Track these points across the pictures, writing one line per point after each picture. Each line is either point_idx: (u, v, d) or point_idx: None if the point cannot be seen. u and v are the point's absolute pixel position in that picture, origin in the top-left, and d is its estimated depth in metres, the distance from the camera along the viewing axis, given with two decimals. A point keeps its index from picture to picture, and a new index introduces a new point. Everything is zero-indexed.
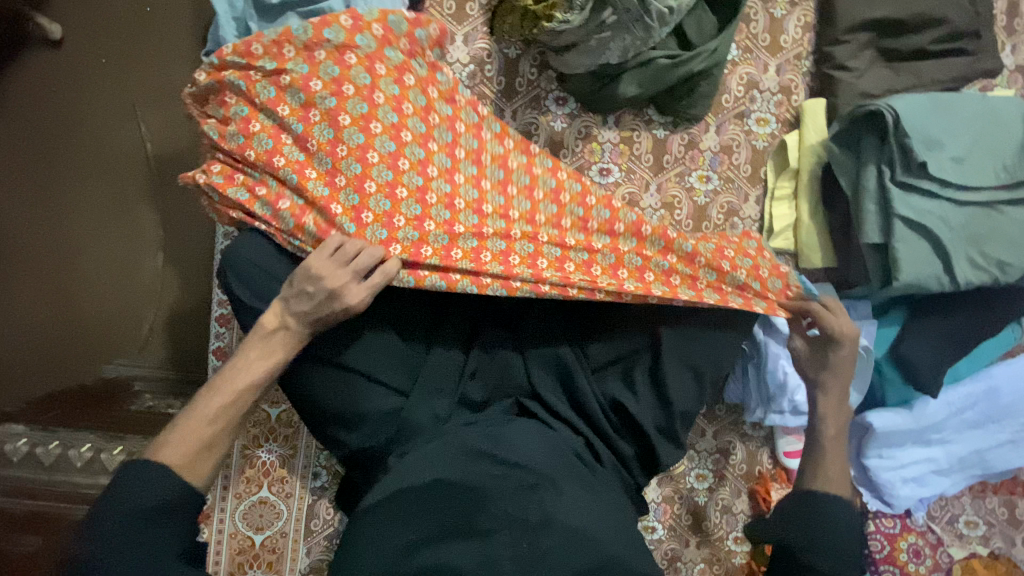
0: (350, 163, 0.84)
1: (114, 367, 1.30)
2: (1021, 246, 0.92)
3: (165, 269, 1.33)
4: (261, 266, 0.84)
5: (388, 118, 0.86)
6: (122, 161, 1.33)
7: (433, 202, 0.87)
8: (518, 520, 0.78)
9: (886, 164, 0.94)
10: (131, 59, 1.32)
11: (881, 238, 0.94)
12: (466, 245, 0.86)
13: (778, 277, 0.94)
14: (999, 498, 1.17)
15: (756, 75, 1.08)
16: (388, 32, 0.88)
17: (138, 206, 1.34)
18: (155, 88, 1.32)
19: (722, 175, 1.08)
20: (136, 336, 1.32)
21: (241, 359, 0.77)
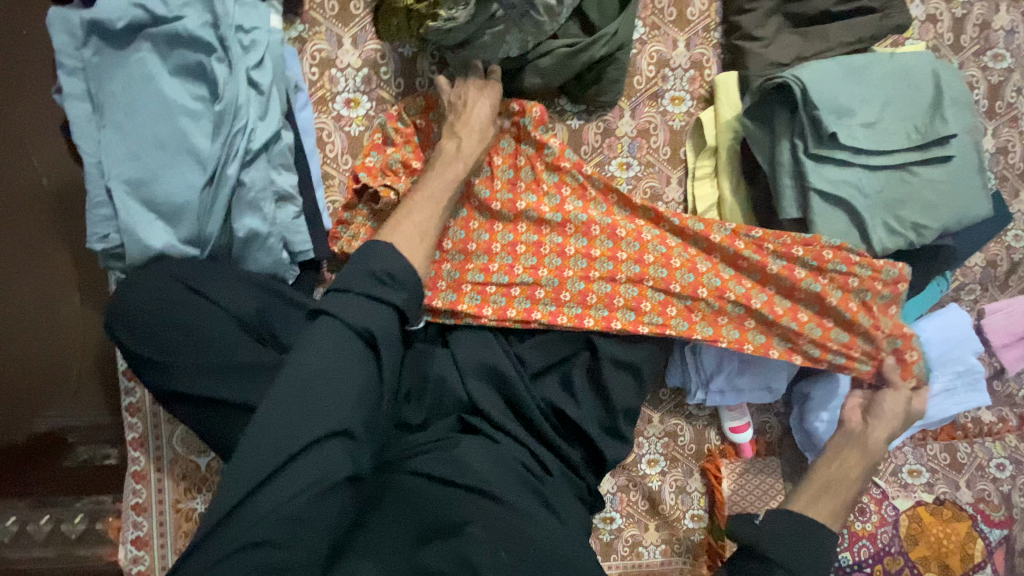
0: (501, 253, 0.98)
1: (46, 422, 1.13)
2: (935, 207, 0.92)
3: (84, 310, 1.19)
4: (149, 310, 0.77)
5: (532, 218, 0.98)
6: (17, 202, 1.18)
7: (541, 295, 0.96)
8: (496, 521, 0.77)
9: (798, 136, 0.93)
10: (12, 93, 1.17)
11: (798, 213, 0.93)
12: (570, 312, 0.96)
13: (897, 337, 0.96)
14: (939, 444, 1.21)
15: (667, 53, 1.04)
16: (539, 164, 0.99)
17: (44, 242, 1.19)
18: (45, 119, 1.19)
19: (642, 160, 1.05)
20: (64, 383, 1.16)
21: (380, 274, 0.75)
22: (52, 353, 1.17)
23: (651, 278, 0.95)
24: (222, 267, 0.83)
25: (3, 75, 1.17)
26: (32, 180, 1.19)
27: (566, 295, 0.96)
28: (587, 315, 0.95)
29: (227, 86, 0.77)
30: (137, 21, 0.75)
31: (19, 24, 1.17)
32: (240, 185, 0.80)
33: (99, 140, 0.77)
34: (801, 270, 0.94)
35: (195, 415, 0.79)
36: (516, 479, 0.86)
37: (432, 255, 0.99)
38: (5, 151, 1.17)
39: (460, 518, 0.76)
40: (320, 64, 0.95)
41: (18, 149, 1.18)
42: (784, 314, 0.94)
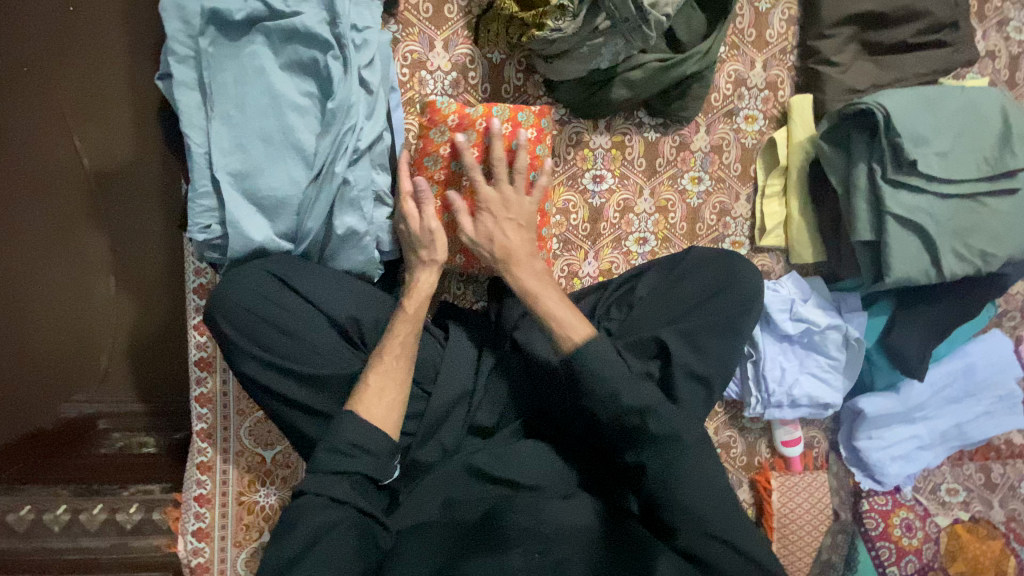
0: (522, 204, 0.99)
1: (72, 407, 1.12)
2: (1003, 238, 0.96)
3: (120, 294, 1.16)
4: (250, 309, 0.78)
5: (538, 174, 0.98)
6: (48, 175, 1.10)
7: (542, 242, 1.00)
8: (532, 531, 0.76)
9: (876, 161, 0.95)
10: (57, 68, 1.08)
11: (872, 236, 0.96)
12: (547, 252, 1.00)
13: None
14: (974, 464, 1.26)
15: (744, 72, 1.06)
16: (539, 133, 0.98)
17: (80, 220, 1.12)
18: (91, 98, 1.10)
19: (713, 175, 1.08)
20: (91, 362, 1.14)
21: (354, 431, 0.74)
22: (83, 330, 1.13)
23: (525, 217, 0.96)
24: (316, 266, 0.83)
25: (40, 46, 1.07)
26: (69, 157, 1.10)
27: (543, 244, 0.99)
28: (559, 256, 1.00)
29: (341, 84, 0.77)
30: (256, 14, 0.74)
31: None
32: (343, 183, 0.80)
33: (208, 130, 0.76)
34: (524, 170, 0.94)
35: (287, 414, 0.81)
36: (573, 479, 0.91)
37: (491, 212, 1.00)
38: (41, 126, 1.08)
39: (503, 534, 0.75)
40: (411, 65, 0.95)
41: (59, 125, 1.09)
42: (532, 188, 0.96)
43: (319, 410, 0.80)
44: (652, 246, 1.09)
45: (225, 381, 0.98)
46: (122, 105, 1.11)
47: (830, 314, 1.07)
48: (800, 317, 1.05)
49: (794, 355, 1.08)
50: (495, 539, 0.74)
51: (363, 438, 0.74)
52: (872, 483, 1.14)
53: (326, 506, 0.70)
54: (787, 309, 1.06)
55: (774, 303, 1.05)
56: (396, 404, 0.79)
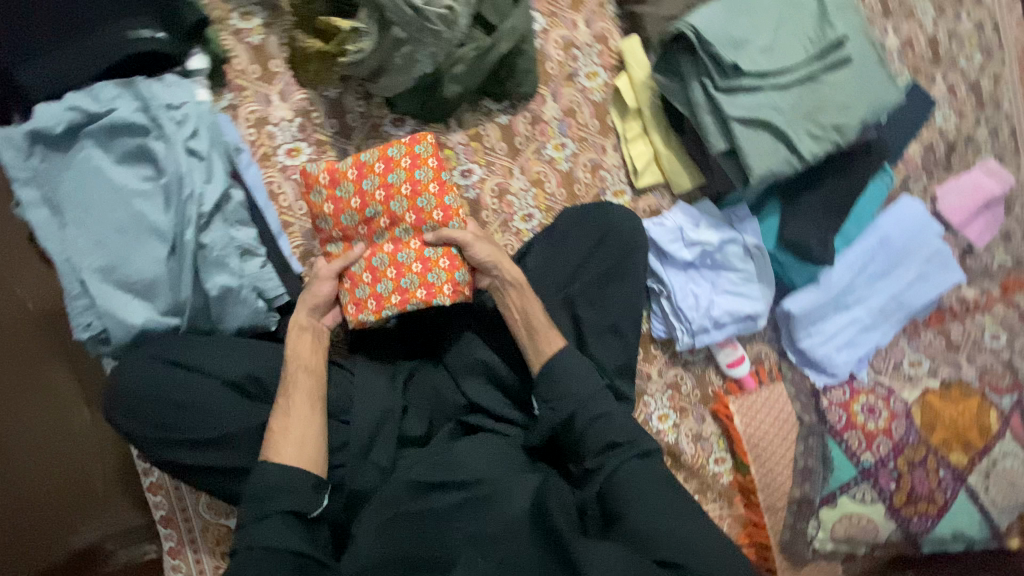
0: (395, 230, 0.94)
1: (80, 537, 1.13)
2: (850, 106, 0.98)
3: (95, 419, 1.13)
4: (145, 396, 0.83)
5: (407, 201, 0.94)
6: None
7: (415, 267, 0.92)
8: (475, 539, 0.83)
9: (705, 75, 0.98)
10: None
11: (726, 144, 0.98)
12: (424, 278, 0.92)
13: None
14: (932, 330, 1.23)
15: (570, 34, 1.11)
16: (416, 158, 0.95)
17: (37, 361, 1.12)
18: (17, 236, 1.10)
19: (575, 137, 1.12)
20: (89, 493, 1.13)
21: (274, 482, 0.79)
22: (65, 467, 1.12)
23: (390, 248, 0.93)
24: (205, 335, 0.88)
25: None
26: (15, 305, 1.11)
27: (413, 270, 0.92)
28: (432, 284, 0.91)
29: (168, 160, 0.83)
30: (75, 123, 0.81)
31: None
32: (201, 249, 0.85)
33: (65, 238, 0.82)
34: (397, 204, 0.93)
35: (215, 476, 0.85)
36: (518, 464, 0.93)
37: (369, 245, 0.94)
38: None
39: (447, 555, 0.82)
40: (255, 123, 1.00)
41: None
42: (405, 217, 0.93)
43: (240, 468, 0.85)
44: (539, 220, 1.12)
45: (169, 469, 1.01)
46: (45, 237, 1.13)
47: (722, 230, 1.09)
48: (693, 242, 1.07)
49: (703, 278, 1.09)
50: (439, 557, 0.82)
51: (280, 481, 0.79)
52: (826, 378, 1.15)
53: (258, 553, 0.75)
54: (679, 238, 1.08)
55: (663, 236, 1.07)
56: (315, 441, 0.84)
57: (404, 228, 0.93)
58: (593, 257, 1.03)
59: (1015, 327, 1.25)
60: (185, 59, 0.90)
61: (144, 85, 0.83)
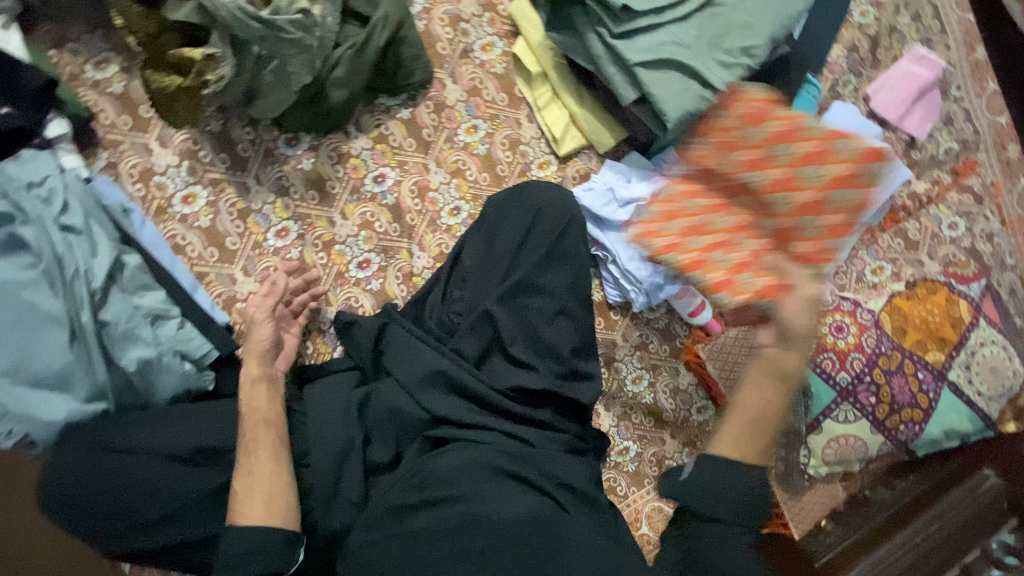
0: (730, 252, 0.97)
1: None
2: (754, 24, 0.92)
3: None
4: (82, 488, 0.77)
5: (740, 231, 0.97)
6: None
7: (741, 260, 0.96)
8: (465, 556, 0.79)
9: (598, 24, 0.93)
10: None
11: (636, 93, 0.93)
12: (739, 249, 0.96)
13: None
14: (889, 234, 1.22)
15: (455, 9, 1.04)
16: (774, 160, 0.95)
17: None
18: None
19: (485, 116, 1.06)
20: None
21: (243, 543, 0.74)
22: None
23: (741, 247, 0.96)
24: (136, 413, 0.83)
25: None
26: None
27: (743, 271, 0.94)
28: (719, 270, 0.96)
29: (42, 242, 0.77)
30: None
31: None
32: (105, 327, 0.80)
33: None
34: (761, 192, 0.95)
35: (176, 554, 0.81)
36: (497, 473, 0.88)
37: (721, 262, 0.96)
38: None
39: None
40: (141, 177, 0.93)
41: None
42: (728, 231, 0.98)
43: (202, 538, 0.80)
44: (468, 211, 1.07)
45: None
46: None
47: (655, 181, 1.04)
48: (626, 200, 1.03)
49: None
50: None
51: (254, 544, 0.74)
52: None
53: None
54: (611, 199, 1.03)
55: (595, 200, 1.03)
56: (285, 487, 0.80)
57: (758, 234, 0.96)
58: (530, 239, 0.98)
59: (972, 212, 1.22)
60: (43, 129, 0.85)
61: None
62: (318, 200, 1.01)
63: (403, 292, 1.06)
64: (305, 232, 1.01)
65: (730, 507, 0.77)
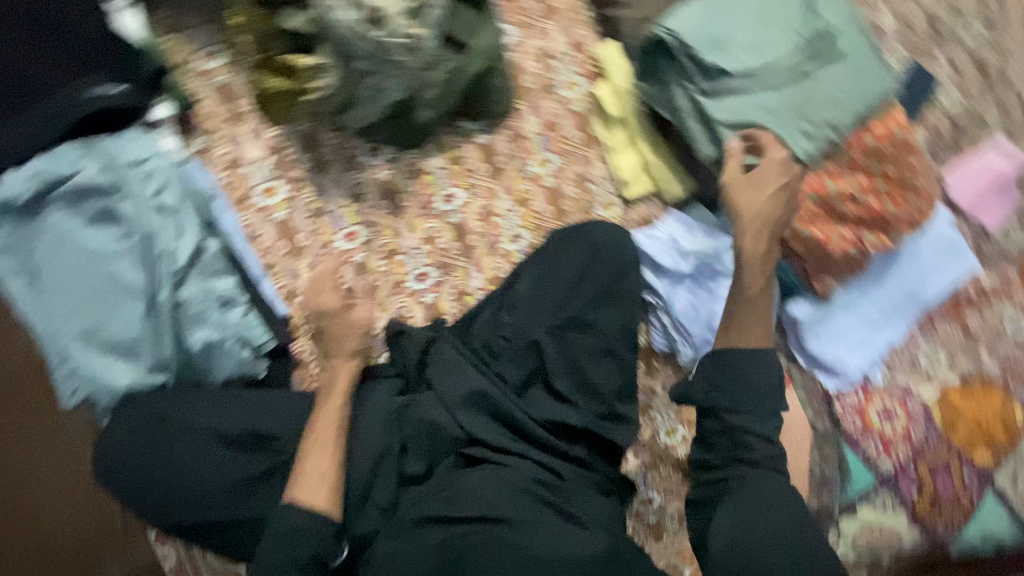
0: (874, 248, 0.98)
1: None
2: (843, 100, 0.93)
3: None
4: (141, 458, 0.83)
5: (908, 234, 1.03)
6: None
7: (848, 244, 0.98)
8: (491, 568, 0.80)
9: (687, 79, 0.94)
10: None
11: (715, 150, 0.94)
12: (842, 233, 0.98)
13: None
14: (949, 322, 1.16)
15: (546, 45, 1.06)
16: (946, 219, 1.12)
17: None
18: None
19: (558, 150, 1.08)
20: None
21: (294, 511, 0.79)
22: None
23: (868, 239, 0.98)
24: (192, 391, 0.87)
25: None
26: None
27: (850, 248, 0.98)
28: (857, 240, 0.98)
29: (138, 220, 0.81)
30: (41, 190, 0.79)
31: None
32: (179, 305, 0.84)
33: (40, 309, 0.81)
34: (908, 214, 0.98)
35: (211, 535, 0.85)
36: (525, 497, 0.88)
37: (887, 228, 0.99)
38: None
39: None
40: (228, 167, 0.97)
41: None
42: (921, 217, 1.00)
43: (241, 521, 0.84)
44: (528, 240, 1.09)
45: None
46: None
47: (718, 238, 1.04)
48: (687, 253, 1.03)
49: (703, 289, 1.05)
50: None
51: (305, 517, 0.79)
52: (840, 380, 1.10)
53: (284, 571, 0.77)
54: (673, 250, 1.04)
55: (654, 249, 1.03)
56: (336, 486, 0.82)
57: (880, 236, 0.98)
58: (591, 273, 1.00)
59: None
60: (149, 113, 0.91)
61: (108, 144, 0.82)
62: (388, 211, 1.05)
63: (454, 309, 1.08)
64: (370, 238, 1.04)
65: (757, 397, 0.77)
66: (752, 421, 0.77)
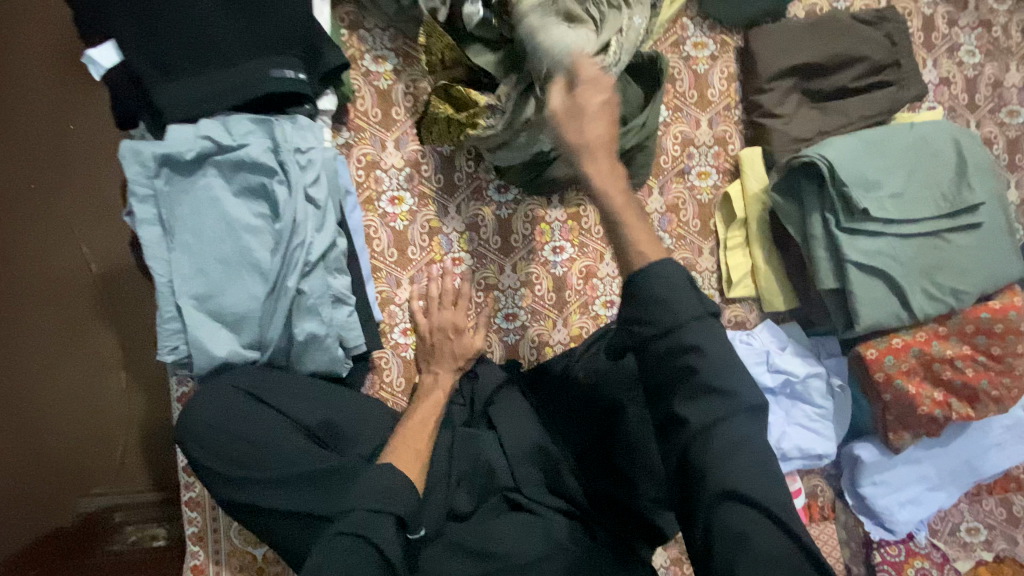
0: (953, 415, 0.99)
1: (93, 501, 1.13)
2: (972, 272, 0.94)
3: (131, 385, 1.20)
4: (219, 425, 0.82)
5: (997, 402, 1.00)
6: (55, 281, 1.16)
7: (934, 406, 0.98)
8: None
9: (829, 210, 0.95)
10: (59, 174, 1.15)
11: (836, 283, 0.95)
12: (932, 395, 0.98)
13: None
14: (994, 498, 1.17)
15: (690, 132, 1.08)
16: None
17: (91, 325, 1.18)
18: (94, 206, 1.17)
19: (673, 233, 1.09)
20: (108, 458, 1.18)
21: (381, 477, 0.78)
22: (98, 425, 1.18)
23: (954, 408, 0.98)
24: (282, 374, 0.88)
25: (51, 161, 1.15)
26: (78, 260, 1.17)
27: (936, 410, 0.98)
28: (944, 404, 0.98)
29: (287, 206, 0.82)
30: (206, 150, 0.80)
31: (67, 122, 1.15)
32: (299, 293, 0.85)
33: (169, 260, 0.81)
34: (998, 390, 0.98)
35: (260, 519, 0.83)
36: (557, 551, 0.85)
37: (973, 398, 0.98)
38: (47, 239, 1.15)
39: None
40: (365, 167, 1.00)
41: (67, 238, 1.17)
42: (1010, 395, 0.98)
43: (297, 514, 0.82)
44: None
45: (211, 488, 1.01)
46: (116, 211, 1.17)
47: (809, 362, 1.05)
48: (778, 368, 1.03)
49: (779, 405, 1.06)
50: None
51: (392, 480, 0.78)
52: (886, 530, 1.09)
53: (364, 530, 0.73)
54: (764, 361, 1.03)
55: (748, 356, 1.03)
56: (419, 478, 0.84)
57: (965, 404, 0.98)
58: None
59: None
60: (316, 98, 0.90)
61: (278, 124, 0.84)
62: (498, 247, 1.06)
63: (531, 355, 1.09)
64: (474, 269, 1.05)
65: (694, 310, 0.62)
66: (680, 332, 0.61)
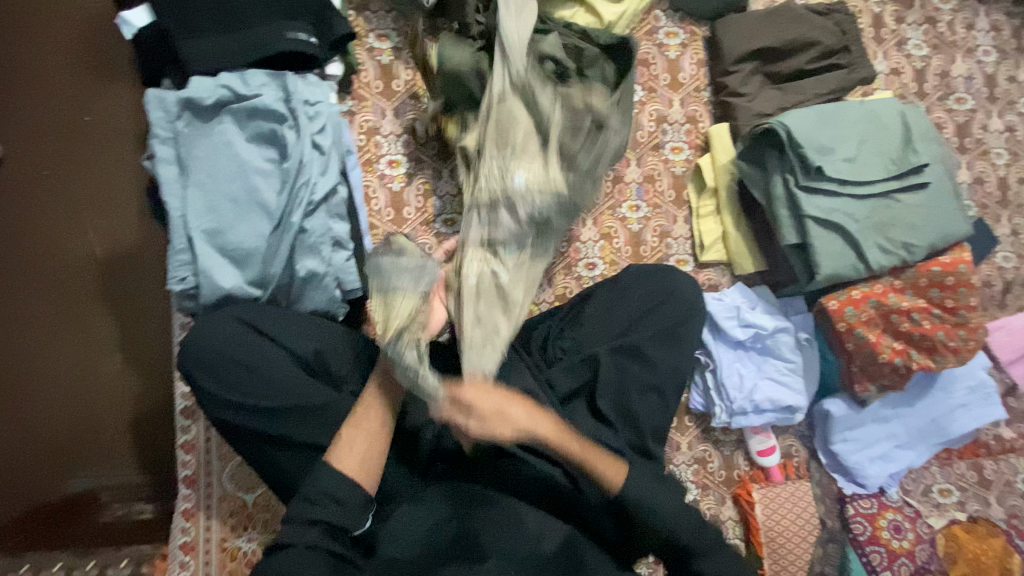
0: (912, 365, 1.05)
1: (80, 482, 1.13)
2: (920, 228, 1.03)
3: (125, 368, 1.16)
4: (220, 352, 0.86)
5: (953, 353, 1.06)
6: (62, 261, 1.16)
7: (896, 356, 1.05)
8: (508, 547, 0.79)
9: (788, 172, 1.05)
10: (74, 151, 1.17)
11: (797, 239, 1.03)
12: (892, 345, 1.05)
13: None
14: (966, 462, 1.21)
15: (664, 110, 1.19)
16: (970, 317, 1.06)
17: (89, 304, 1.16)
18: (105, 189, 1.18)
19: (649, 202, 1.18)
20: (97, 442, 1.15)
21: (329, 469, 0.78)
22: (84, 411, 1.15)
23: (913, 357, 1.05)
24: (281, 309, 0.92)
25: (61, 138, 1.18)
26: (82, 246, 1.17)
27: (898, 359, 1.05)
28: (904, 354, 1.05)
29: (295, 148, 0.91)
30: (224, 99, 0.90)
31: (83, 112, 1.18)
32: (302, 231, 0.92)
33: (183, 197, 0.89)
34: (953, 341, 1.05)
35: (255, 446, 0.87)
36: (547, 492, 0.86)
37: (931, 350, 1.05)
38: (58, 217, 1.17)
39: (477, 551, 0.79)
40: (366, 132, 1.09)
41: (75, 221, 1.17)
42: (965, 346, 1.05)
43: (291, 441, 0.86)
44: (601, 270, 1.17)
45: (207, 428, 1.05)
46: (125, 180, 1.18)
47: (778, 318, 1.12)
48: (748, 322, 1.10)
49: (752, 361, 1.12)
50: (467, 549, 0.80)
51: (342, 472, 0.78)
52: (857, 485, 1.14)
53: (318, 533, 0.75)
54: (735, 316, 1.11)
55: (721, 311, 1.11)
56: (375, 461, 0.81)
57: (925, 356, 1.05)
58: (661, 312, 1.04)
59: None
60: (325, 65, 1.02)
61: (290, 79, 0.93)
62: None
63: None
64: None
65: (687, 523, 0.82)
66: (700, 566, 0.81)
